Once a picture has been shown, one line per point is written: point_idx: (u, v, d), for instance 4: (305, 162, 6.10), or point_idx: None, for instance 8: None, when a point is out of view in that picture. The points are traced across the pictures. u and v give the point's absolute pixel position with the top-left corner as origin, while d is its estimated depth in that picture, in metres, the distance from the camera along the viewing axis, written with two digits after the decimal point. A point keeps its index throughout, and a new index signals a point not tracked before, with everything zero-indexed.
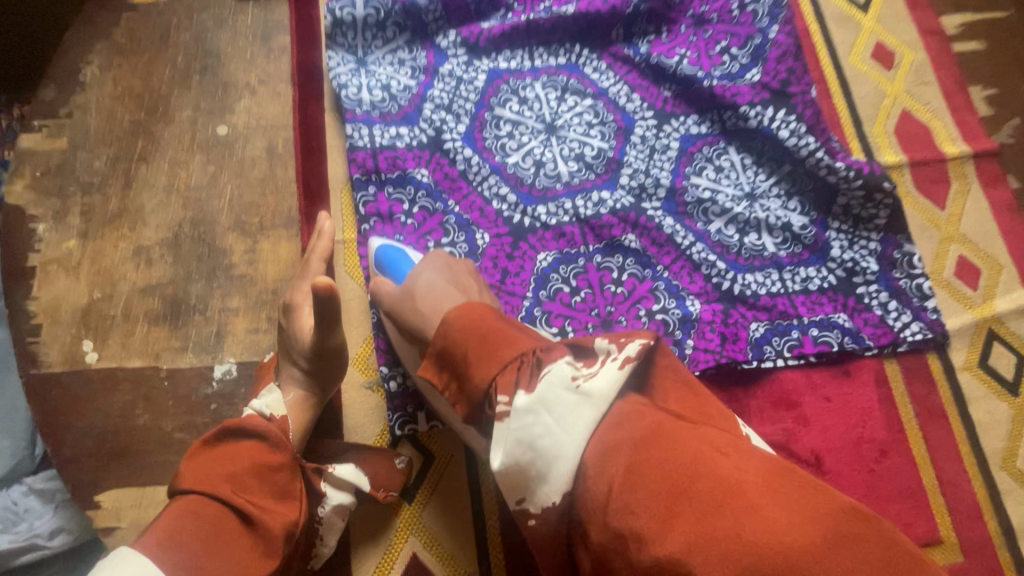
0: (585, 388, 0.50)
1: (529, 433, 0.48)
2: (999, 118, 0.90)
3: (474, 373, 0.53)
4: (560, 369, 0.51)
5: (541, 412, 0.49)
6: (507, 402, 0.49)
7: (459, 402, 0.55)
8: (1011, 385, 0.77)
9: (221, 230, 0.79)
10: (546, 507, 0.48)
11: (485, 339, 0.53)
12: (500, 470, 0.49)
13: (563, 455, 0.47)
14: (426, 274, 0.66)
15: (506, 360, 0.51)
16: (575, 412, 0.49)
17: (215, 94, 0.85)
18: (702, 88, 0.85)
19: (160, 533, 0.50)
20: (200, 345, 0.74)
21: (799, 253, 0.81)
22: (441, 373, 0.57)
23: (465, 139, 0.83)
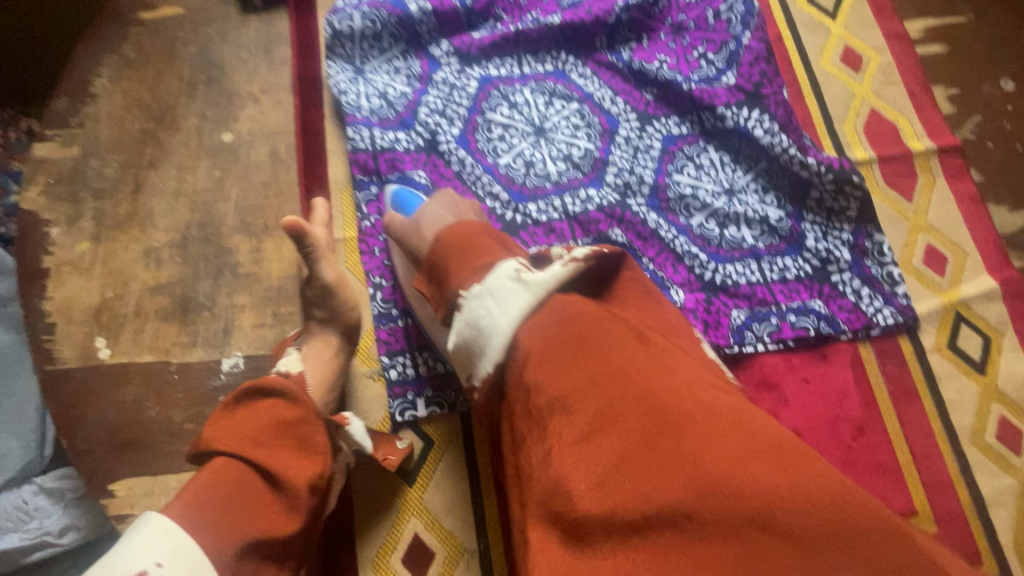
0: (526, 277, 0.53)
1: (478, 315, 0.54)
2: (961, 116, 0.95)
3: (452, 278, 0.58)
4: (510, 265, 0.54)
5: (485, 296, 0.54)
6: (467, 293, 0.55)
7: (439, 305, 0.61)
8: (979, 364, 0.82)
9: (227, 231, 0.83)
10: (486, 377, 0.54)
11: (466, 246, 0.59)
12: (454, 347, 0.57)
13: (500, 330, 0.52)
14: (427, 212, 0.71)
15: (479, 264, 0.57)
16: (516, 295, 0.52)
17: (219, 103, 0.89)
18: (681, 91, 0.90)
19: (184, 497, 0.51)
20: (209, 340, 0.77)
21: (777, 244, 0.85)
22: (430, 283, 0.62)
23: (458, 141, 0.88)
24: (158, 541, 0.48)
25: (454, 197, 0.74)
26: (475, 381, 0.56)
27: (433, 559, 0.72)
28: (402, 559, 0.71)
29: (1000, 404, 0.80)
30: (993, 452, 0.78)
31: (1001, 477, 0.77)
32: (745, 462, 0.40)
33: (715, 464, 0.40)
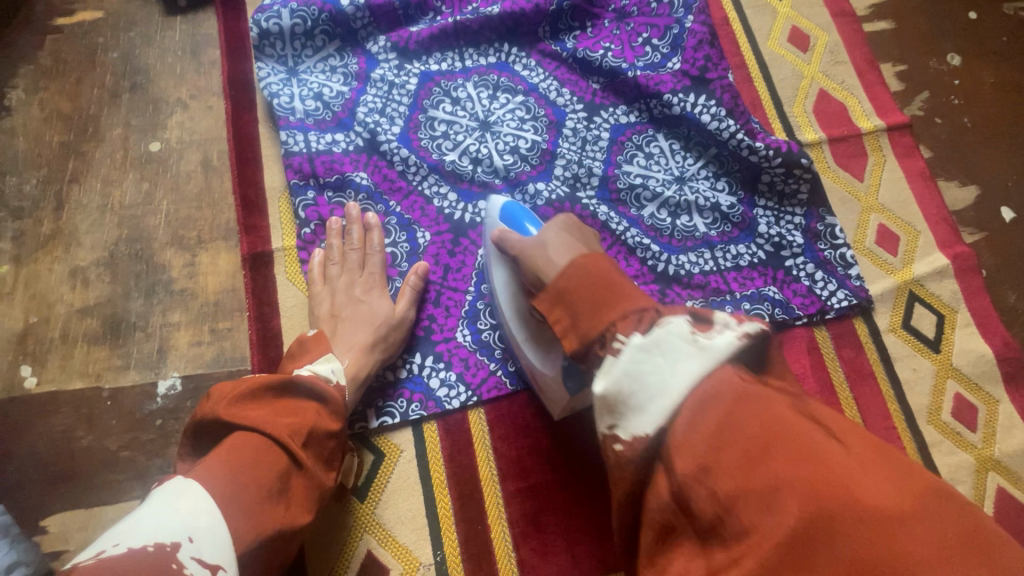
0: (704, 341, 0.46)
1: (641, 369, 0.46)
2: (910, 93, 0.95)
3: (585, 317, 0.51)
4: (681, 321, 0.47)
5: (654, 353, 0.46)
6: (625, 338, 0.47)
7: (567, 338, 0.52)
8: (933, 343, 0.82)
9: (158, 246, 0.79)
10: (639, 437, 0.45)
11: (604, 286, 0.51)
12: (600, 396, 0.47)
13: (672, 392, 0.44)
14: (552, 234, 0.64)
15: (627, 310, 0.49)
16: (691, 361, 0.45)
17: (145, 111, 0.85)
18: (627, 78, 0.88)
19: (221, 464, 0.50)
20: (143, 362, 0.74)
21: (729, 231, 0.84)
22: (552, 305, 0.53)
23: (400, 140, 0.85)
24: (196, 515, 0.47)
25: (576, 222, 0.68)
26: (621, 435, 0.46)
27: None
28: None
29: (955, 381, 0.80)
30: (950, 430, 0.78)
31: (958, 454, 0.77)
32: (891, 504, 0.37)
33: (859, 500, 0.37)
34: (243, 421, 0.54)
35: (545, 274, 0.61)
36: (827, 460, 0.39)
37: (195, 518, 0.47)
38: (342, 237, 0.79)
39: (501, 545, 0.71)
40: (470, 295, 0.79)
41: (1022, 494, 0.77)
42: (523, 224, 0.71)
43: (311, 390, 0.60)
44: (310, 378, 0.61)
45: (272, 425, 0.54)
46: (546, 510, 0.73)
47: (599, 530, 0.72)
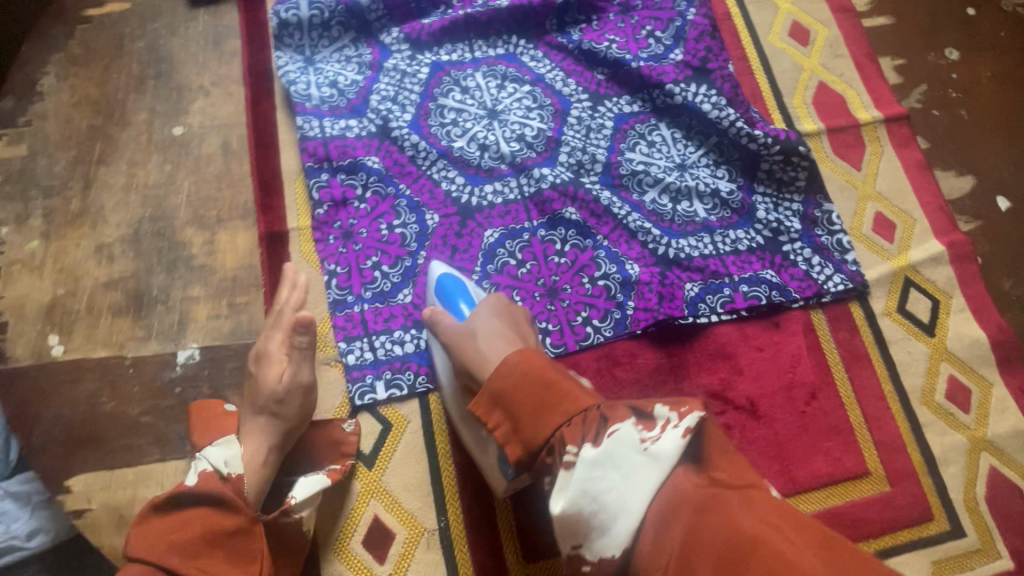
0: (653, 448, 0.48)
1: (593, 487, 0.47)
2: (908, 86, 0.97)
3: (530, 423, 0.51)
4: (629, 428, 0.49)
5: (608, 467, 0.47)
6: (574, 451, 0.48)
7: (508, 443, 0.53)
8: (927, 327, 0.84)
9: (180, 224, 0.82)
10: (605, 558, 0.47)
11: (544, 387, 0.51)
12: (558, 514, 0.48)
13: (630, 507, 0.47)
14: (482, 320, 0.65)
15: (569, 412, 0.49)
16: (641, 471, 0.47)
17: (169, 98, 0.89)
18: (630, 69, 0.91)
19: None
20: (163, 333, 0.77)
21: (728, 217, 0.86)
22: (491, 409, 0.54)
23: (411, 126, 0.88)
24: None
25: (507, 302, 0.68)
26: (588, 556, 0.47)
27: (394, 543, 0.72)
28: (363, 542, 0.71)
29: (948, 363, 0.82)
30: (943, 411, 0.80)
31: (952, 435, 0.79)
32: None
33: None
34: (139, 553, 0.53)
35: (476, 367, 0.62)
36: (780, 553, 0.41)
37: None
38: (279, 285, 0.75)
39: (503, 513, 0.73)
40: (476, 276, 0.83)
41: (1014, 473, 0.78)
42: (456, 302, 0.74)
43: (196, 497, 0.58)
44: (196, 484, 0.59)
45: (151, 554, 0.53)
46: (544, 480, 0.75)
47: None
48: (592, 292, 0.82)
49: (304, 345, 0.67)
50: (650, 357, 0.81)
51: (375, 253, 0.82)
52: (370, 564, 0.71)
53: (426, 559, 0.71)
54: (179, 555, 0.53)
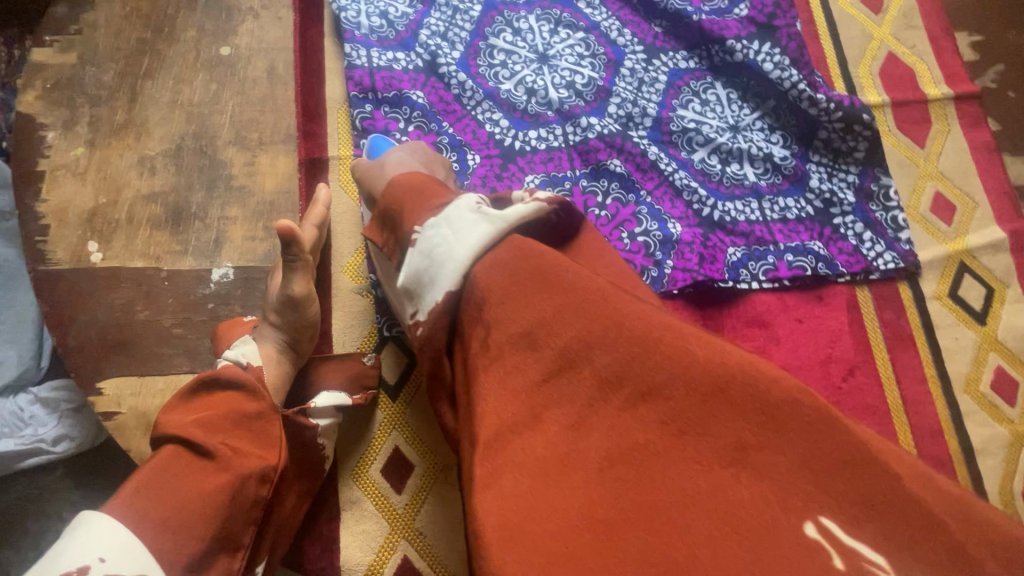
0: (487, 210, 0.51)
1: (431, 247, 0.50)
2: (984, 64, 0.91)
3: (404, 222, 0.54)
4: (468, 198, 0.52)
5: (441, 225, 0.50)
6: (421, 229, 0.52)
7: (393, 253, 0.56)
8: (978, 315, 0.80)
9: (221, 143, 0.82)
10: (432, 306, 0.50)
11: (415, 189, 0.55)
12: (405, 281, 0.53)
13: (455, 258, 0.49)
14: (396, 157, 0.66)
15: (436, 205, 0.52)
16: (473, 227, 0.49)
17: (218, 17, 0.88)
18: (690, 22, 0.88)
19: (144, 478, 0.51)
20: (199, 250, 0.78)
21: (779, 183, 0.83)
22: (381, 230, 0.58)
23: (459, 64, 0.86)
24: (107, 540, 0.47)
25: (423, 147, 0.72)
26: (422, 315, 0.52)
27: (413, 476, 0.72)
28: (382, 471, 0.72)
29: (997, 355, 0.79)
30: (986, 401, 0.77)
31: (992, 427, 0.76)
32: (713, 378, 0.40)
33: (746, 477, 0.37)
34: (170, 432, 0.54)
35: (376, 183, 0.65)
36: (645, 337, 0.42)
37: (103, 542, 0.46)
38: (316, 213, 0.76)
39: None
40: None
41: None
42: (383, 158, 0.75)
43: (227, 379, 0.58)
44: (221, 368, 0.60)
45: (180, 428, 0.54)
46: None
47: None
48: (632, 247, 0.80)
49: (291, 257, 0.63)
50: (685, 318, 0.79)
51: None
52: (388, 494, 0.71)
53: (443, 493, 0.71)
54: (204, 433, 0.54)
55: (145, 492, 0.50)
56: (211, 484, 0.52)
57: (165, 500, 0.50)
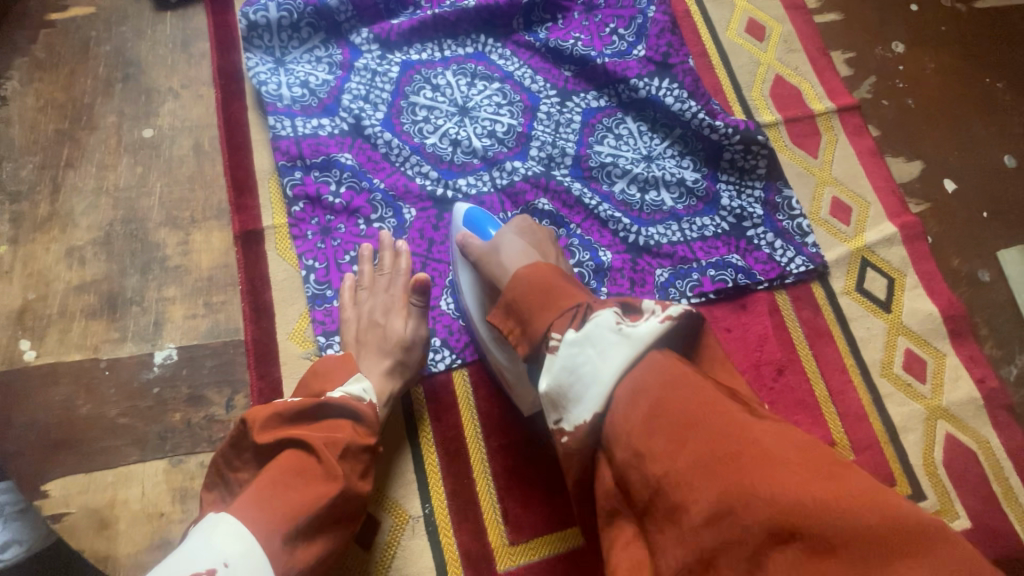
0: (628, 329, 0.55)
1: (575, 363, 0.55)
2: (858, 78, 1.02)
3: (536, 319, 0.60)
4: (607, 315, 0.56)
5: (586, 346, 0.55)
6: (559, 337, 0.57)
7: (520, 343, 0.63)
8: (884, 303, 0.88)
9: (153, 226, 0.82)
10: (580, 424, 0.54)
11: (545, 290, 0.61)
12: (545, 390, 0.56)
13: (602, 381, 0.54)
14: (507, 239, 0.73)
15: (564, 308, 0.59)
16: (616, 349, 0.54)
17: (137, 101, 0.88)
18: (596, 65, 0.94)
19: (267, 488, 0.56)
20: (139, 334, 0.77)
21: (694, 205, 0.90)
22: (506, 318, 0.64)
23: (383, 125, 0.89)
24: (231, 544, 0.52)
25: (531, 224, 0.76)
26: (565, 425, 0.56)
27: (381, 532, 0.72)
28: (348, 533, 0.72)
29: (905, 337, 0.86)
30: (901, 381, 0.84)
31: (911, 404, 0.83)
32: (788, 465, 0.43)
33: (829, 492, 0.41)
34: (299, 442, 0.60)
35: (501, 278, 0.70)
36: (741, 436, 0.45)
37: (228, 547, 0.52)
38: (372, 264, 0.80)
39: (486, 500, 0.74)
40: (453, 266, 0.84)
41: (970, 439, 0.82)
42: (485, 229, 0.79)
43: (344, 409, 0.65)
44: (340, 397, 0.65)
45: (306, 441, 0.60)
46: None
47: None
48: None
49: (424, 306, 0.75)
50: None
51: (332, 241, 0.83)
52: (359, 554, 0.72)
53: (412, 545, 0.72)
54: (323, 451, 0.59)
55: (274, 503, 0.55)
56: (326, 498, 0.58)
57: (288, 513, 0.55)
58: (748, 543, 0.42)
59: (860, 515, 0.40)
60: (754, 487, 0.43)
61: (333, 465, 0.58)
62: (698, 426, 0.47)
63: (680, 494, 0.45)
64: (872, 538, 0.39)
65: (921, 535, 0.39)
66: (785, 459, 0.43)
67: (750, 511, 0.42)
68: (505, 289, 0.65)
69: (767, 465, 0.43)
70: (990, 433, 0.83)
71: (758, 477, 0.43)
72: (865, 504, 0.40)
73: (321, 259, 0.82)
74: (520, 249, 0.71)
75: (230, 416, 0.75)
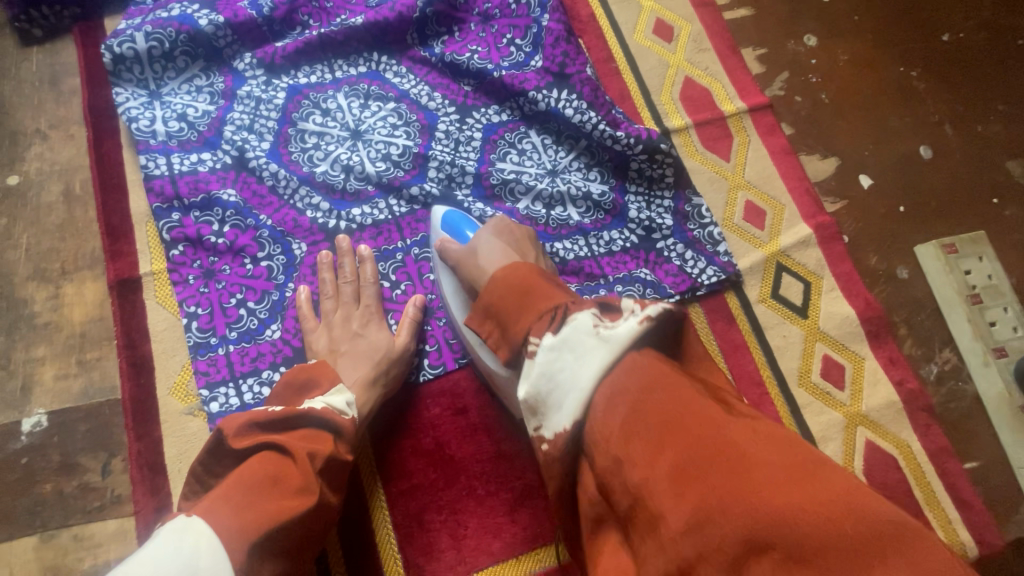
0: (605, 331, 0.50)
1: (553, 369, 0.50)
2: (770, 75, 0.99)
3: (515, 323, 0.56)
4: (585, 317, 0.51)
5: (563, 351, 0.50)
6: (537, 342, 0.52)
7: (500, 348, 0.58)
8: (801, 310, 0.86)
9: (20, 280, 0.77)
10: (560, 432, 0.49)
11: (523, 292, 0.56)
12: (524, 397, 0.51)
13: (578, 388, 0.48)
14: (484, 241, 0.71)
15: (542, 310, 0.54)
16: (593, 353, 0.49)
17: (2, 146, 0.83)
18: (493, 79, 0.90)
19: (239, 496, 0.50)
20: (6, 401, 0.72)
21: (602, 218, 0.87)
22: (484, 320, 0.60)
23: (269, 155, 0.84)
24: (197, 554, 0.46)
25: (508, 223, 0.74)
26: (546, 433, 0.50)
27: None
28: None
29: (823, 343, 0.84)
30: (819, 390, 0.82)
31: (829, 413, 0.81)
32: (768, 466, 0.39)
33: (809, 499, 0.37)
34: (278, 450, 0.55)
35: (479, 280, 0.69)
36: (721, 437, 0.41)
37: (197, 558, 0.46)
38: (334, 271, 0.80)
39: (386, 549, 0.71)
40: None
41: (890, 445, 0.80)
42: (462, 231, 0.78)
43: (322, 422, 0.59)
44: (322, 409, 0.60)
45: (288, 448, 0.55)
46: (467, 497, 0.74)
47: (530, 515, 0.74)
48: (455, 347, 0.79)
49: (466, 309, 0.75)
50: None
51: (216, 284, 0.77)
52: None
53: None
54: (303, 461, 0.54)
55: (246, 513, 0.49)
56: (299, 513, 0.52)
57: (256, 528, 0.49)
58: (722, 552, 0.38)
59: (844, 527, 0.35)
60: (733, 492, 0.39)
61: (312, 479, 0.54)
62: (673, 432, 0.42)
63: (656, 500, 0.41)
64: (860, 554, 0.35)
65: (914, 550, 0.34)
66: (765, 459, 0.39)
67: (727, 518, 0.38)
68: (482, 291, 0.60)
69: (745, 470, 0.39)
70: (910, 436, 0.81)
71: (737, 480, 0.39)
72: (848, 518, 0.36)
73: (201, 304, 0.76)
74: (498, 250, 0.69)
75: (106, 482, 0.70)
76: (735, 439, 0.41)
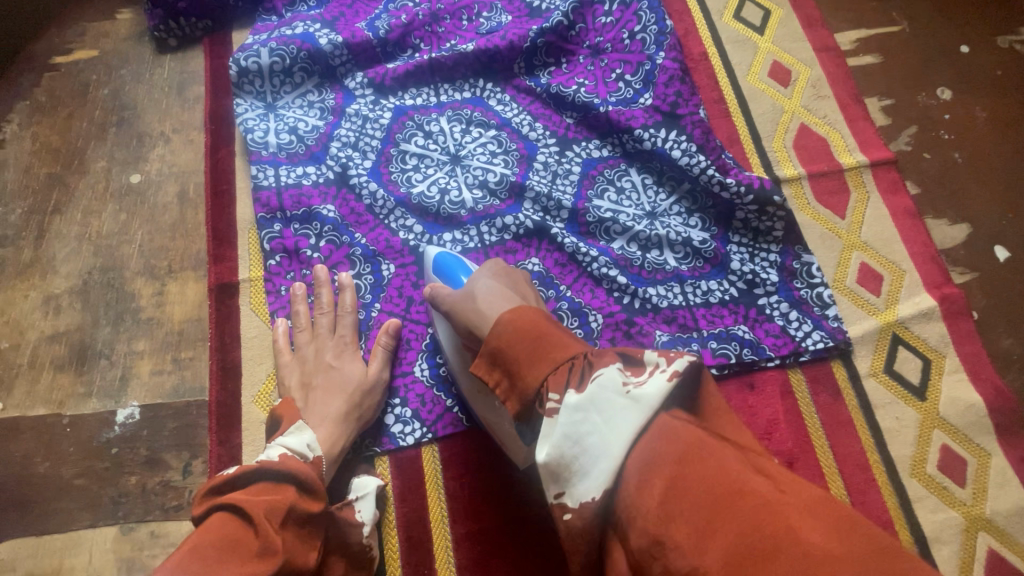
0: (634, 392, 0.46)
1: (579, 432, 0.46)
2: (896, 128, 0.92)
3: (524, 373, 0.50)
4: (612, 372, 0.47)
5: (590, 412, 0.46)
6: (557, 399, 0.47)
7: (510, 399, 0.52)
8: (918, 390, 0.77)
9: (130, 275, 0.81)
10: (586, 502, 0.44)
11: (537, 340, 0.50)
12: (544, 462, 0.46)
13: (608, 453, 0.44)
14: (481, 282, 0.65)
15: (559, 361, 0.48)
16: (623, 414, 0.45)
17: (129, 145, 0.88)
18: (599, 113, 0.88)
19: (197, 564, 0.47)
20: (104, 389, 0.75)
21: (700, 267, 0.82)
22: (491, 369, 0.53)
23: (370, 174, 0.85)
24: None
25: (505, 267, 0.69)
26: (569, 501, 0.45)
27: None
28: None
29: (942, 432, 0.75)
30: (935, 484, 0.73)
31: (945, 512, 0.72)
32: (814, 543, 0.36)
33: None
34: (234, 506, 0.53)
35: (478, 326, 0.61)
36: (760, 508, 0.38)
37: None
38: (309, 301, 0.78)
39: None
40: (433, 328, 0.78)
41: (1017, 558, 0.70)
42: (456, 276, 0.74)
43: (281, 474, 0.57)
44: (280, 460, 0.58)
45: (246, 507, 0.53)
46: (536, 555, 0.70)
47: None
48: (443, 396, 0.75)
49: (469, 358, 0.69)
50: None
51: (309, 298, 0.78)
52: None
53: None
54: (259, 519, 0.52)
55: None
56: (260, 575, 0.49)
57: None
58: None
59: None
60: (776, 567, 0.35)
61: (272, 538, 0.51)
62: (709, 500, 0.40)
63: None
64: None
65: None
66: (808, 534, 0.37)
67: None
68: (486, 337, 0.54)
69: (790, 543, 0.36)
70: None
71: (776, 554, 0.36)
72: None
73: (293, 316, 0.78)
74: (501, 293, 0.63)
75: (186, 482, 0.72)
76: (796, 529, 0.37)
